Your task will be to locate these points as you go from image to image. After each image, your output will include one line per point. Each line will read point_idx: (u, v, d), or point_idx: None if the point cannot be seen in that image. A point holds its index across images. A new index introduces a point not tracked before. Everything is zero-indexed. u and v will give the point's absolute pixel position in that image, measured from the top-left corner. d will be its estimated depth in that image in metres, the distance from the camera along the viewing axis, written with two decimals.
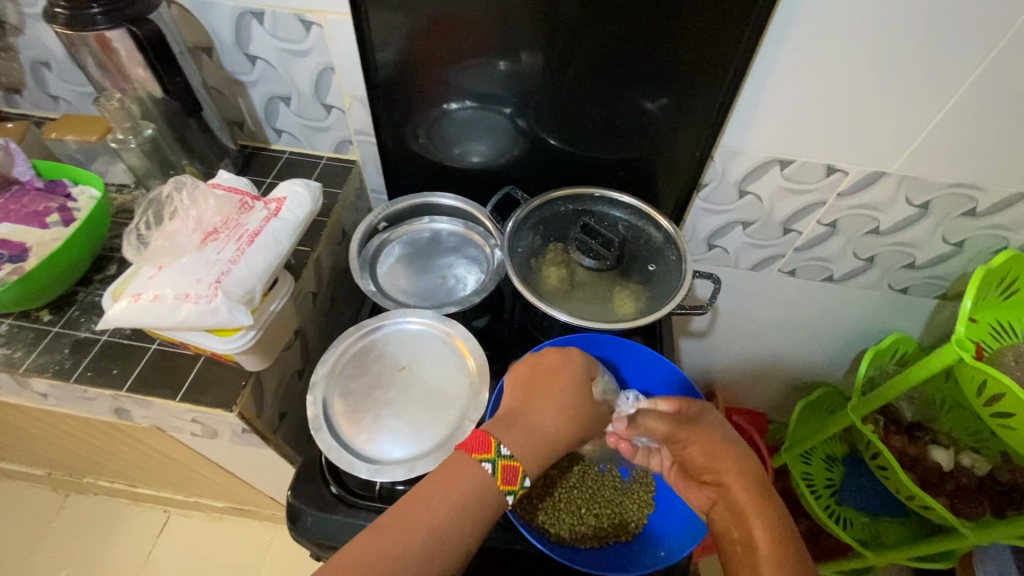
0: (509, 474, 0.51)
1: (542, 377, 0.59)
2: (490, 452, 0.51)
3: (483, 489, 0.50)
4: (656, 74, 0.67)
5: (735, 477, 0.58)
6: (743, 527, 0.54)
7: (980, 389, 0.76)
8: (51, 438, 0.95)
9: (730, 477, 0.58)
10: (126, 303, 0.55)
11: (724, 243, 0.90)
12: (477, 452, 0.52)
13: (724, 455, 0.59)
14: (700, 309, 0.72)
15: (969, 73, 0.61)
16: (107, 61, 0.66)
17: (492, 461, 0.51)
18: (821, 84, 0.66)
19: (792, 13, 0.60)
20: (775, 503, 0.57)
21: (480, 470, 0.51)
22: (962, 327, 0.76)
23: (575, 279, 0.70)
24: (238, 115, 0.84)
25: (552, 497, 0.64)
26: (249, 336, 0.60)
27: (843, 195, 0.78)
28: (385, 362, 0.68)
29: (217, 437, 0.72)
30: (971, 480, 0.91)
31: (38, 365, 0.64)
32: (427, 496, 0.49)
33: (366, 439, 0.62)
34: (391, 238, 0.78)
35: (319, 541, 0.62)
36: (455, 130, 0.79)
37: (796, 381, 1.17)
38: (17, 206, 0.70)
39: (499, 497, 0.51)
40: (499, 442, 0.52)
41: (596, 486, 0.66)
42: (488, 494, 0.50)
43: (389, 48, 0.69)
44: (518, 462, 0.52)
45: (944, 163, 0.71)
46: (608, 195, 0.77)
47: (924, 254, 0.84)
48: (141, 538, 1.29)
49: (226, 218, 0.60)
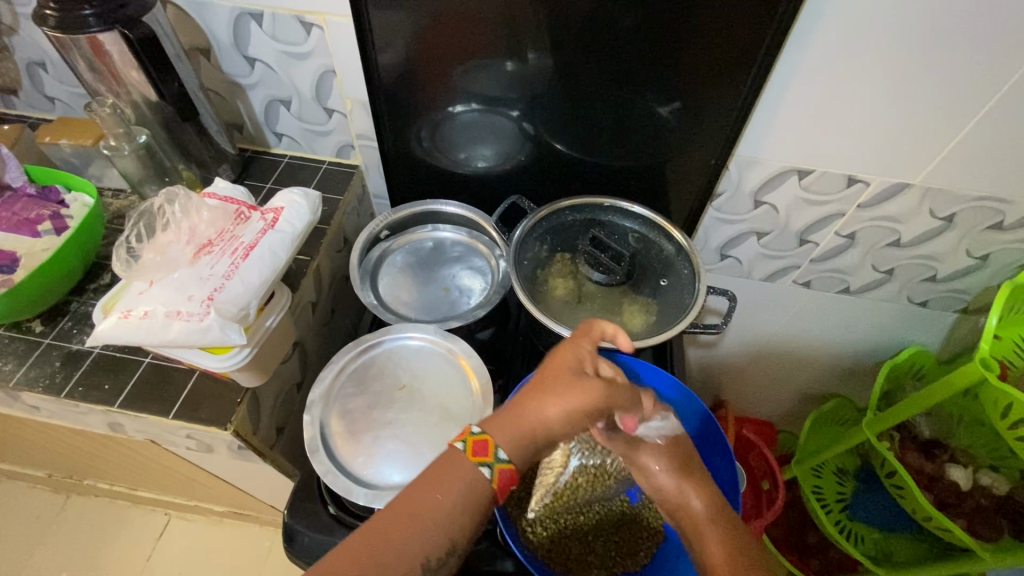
0: (481, 446, 0.49)
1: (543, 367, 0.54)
2: (489, 457, 0.48)
3: (453, 469, 0.47)
4: (669, 78, 0.64)
5: (699, 505, 0.53)
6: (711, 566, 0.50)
7: (1003, 411, 0.73)
8: (48, 444, 0.93)
9: (689, 505, 0.54)
10: (115, 320, 0.52)
11: (737, 253, 0.87)
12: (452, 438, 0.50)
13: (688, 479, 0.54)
14: (714, 327, 0.69)
15: (1002, 84, 0.58)
16: (100, 64, 0.64)
17: (464, 441, 0.49)
18: (844, 91, 0.63)
19: (816, 17, 0.57)
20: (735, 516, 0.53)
21: (479, 476, 0.48)
22: (985, 345, 0.72)
23: (583, 293, 0.68)
24: (237, 118, 0.82)
25: (557, 524, 0.61)
26: (244, 353, 0.58)
27: (864, 206, 0.75)
28: (385, 379, 0.65)
29: (213, 452, 0.70)
30: (989, 500, 0.88)
31: (29, 378, 0.62)
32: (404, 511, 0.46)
33: (364, 462, 0.59)
34: (394, 247, 0.76)
35: (316, 563, 0.61)
36: (460, 135, 0.76)
37: (808, 393, 1.15)
38: (8, 213, 0.68)
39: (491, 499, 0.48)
40: (475, 426, 0.50)
41: (603, 513, 0.63)
42: (462, 472, 0.47)
43: (392, 50, 0.66)
44: (489, 436, 0.49)
45: (973, 175, 0.67)
46: (619, 206, 0.74)
47: (946, 267, 0.81)
48: (142, 540, 1.28)
49: (221, 230, 0.59)
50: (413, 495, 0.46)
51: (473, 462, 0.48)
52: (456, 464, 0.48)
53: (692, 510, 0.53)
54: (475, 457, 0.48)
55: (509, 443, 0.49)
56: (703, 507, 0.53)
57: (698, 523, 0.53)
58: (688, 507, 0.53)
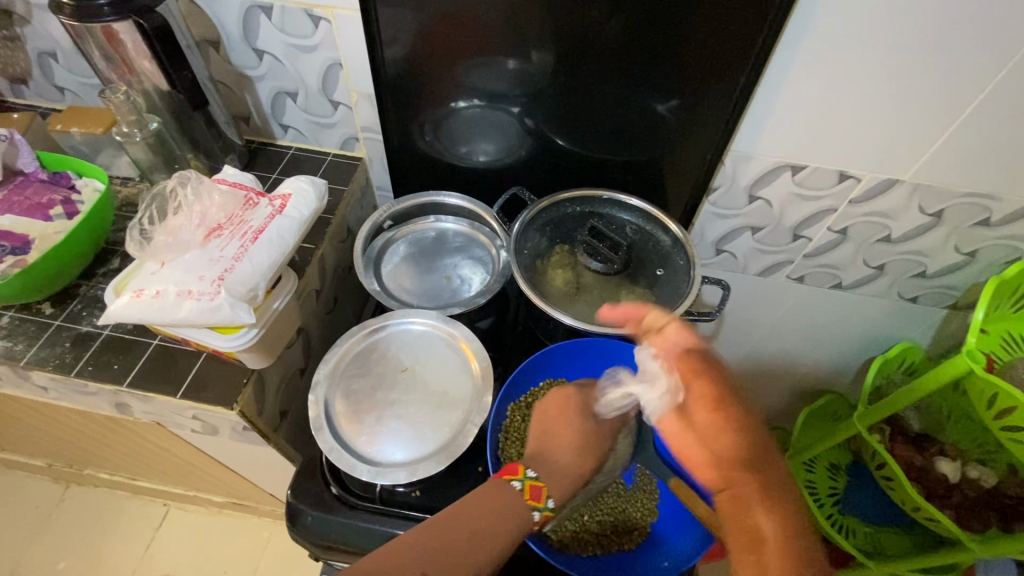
0: (537, 492, 0.54)
1: (555, 404, 0.62)
2: (539, 501, 0.53)
3: (510, 501, 0.52)
4: (667, 75, 0.66)
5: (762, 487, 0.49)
6: (759, 542, 0.47)
7: (990, 402, 0.74)
8: (52, 429, 0.95)
9: (748, 477, 0.49)
10: (128, 299, 0.54)
11: (732, 247, 0.89)
12: (506, 474, 0.54)
13: (751, 452, 0.50)
14: (708, 316, 0.71)
15: (985, 84, 0.60)
16: (113, 53, 0.66)
17: (520, 480, 0.54)
18: (835, 89, 0.65)
19: (808, 16, 0.59)
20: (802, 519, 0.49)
21: (529, 518, 0.53)
22: (972, 339, 0.74)
23: (581, 283, 0.70)
24: (245, 110, 0.83)
25: (580, 527, 0.62)
26: (251, 333, 0.59)
27: (855, 202, 0.77)
28: (388, 362, 0.67)
29: (218, 434, 0.71)
30: (978, 492, 0.90)
31: (39, 358, 0.64)
32: (458, 520, 0.50)
33: (368, 440, 0.61)
34: (397, 237, 0.78)
35: (318, 541, 0.62)
36: (463, 129, 0.78)
37: (802, 388, 1.17)
38: (21, 197, 0.70)
39: (526, 515, 0.52)
40: (525, 466, 0.55)
41: (622, 514, 0.64)
42: (516, 506, 0.52)
43: (397, 45, 0.68)
44: (542, 482, 0.55)
45: (959, 172, 0.70)
46: (616, 198, 0.76)
47: (936, 263, 0.83)
48: (142, 531, 1.29)
49: (230, 214, 0.60)
50: (468, 520, 0.50)
51: (528, 504, 0.53)
52: (512, 497, 0.53)
53: (751, 482, 0.49)
54: (530, 500, 0.53)
55: (552, 484, 0.55)
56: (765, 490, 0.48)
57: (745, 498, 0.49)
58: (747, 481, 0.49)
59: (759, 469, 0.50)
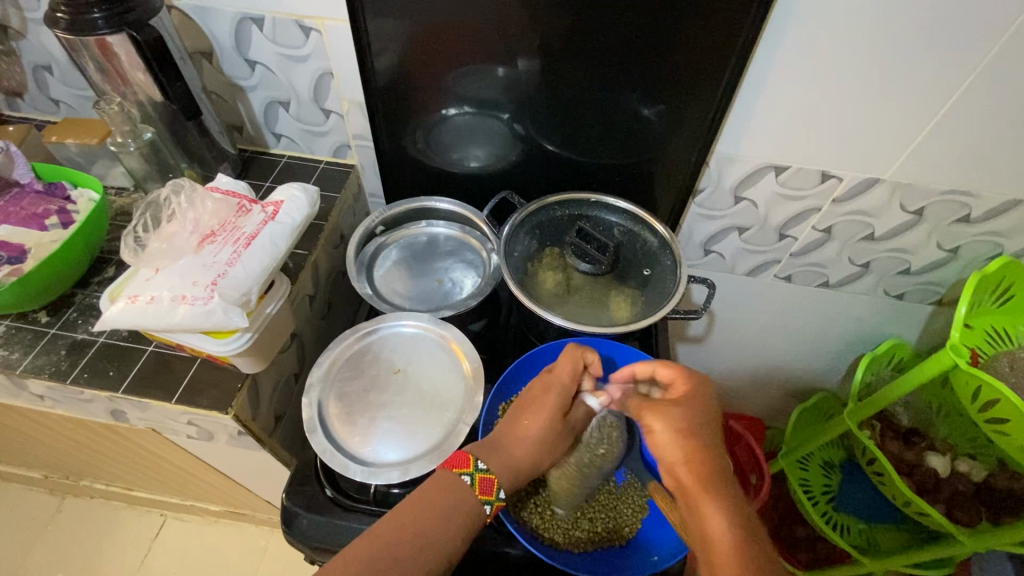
0: (486, 484, 0.56)
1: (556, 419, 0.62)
2: (490, 495, 0.56)
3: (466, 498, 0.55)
4: (651, 80, 0.68)
5: (703, 492, 0.52)
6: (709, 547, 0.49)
7: (975, 395, 0.75)
8: (49, 439, 0.95)
9: (692, 479, 0.53)
10: (122, 305, 0.55)
11: (720, 248, 0.91)
12: (480, 493, 0.56)
13: (699, 442, 0.54)
14: (695, 313, 0.72)
15: (958, 85, 0.62)
16: (108, 66, 0.67)
17: (470, 473, 0.56)
18: (813, 93, 0.67)
19: (786, 20, 0.61)
20: (758, 532, 0.50)
21: (481, 513, 0.55)
22: (956, 333, 0.75)
23: (571, 284, 0.71)
24: (238, 120, 0.85)
25: (572, 524, 0.63)
26: (245, 338, 0.60)
27: (839, 201, 0.78)
28: (381, 365, 0.68)
29: (212, 439, 0.72)
30: (968, 486, 0.92)
31: (35, 366, 0.65)
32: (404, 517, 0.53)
33: (361, 441, 0.62)
34: (388, 242, 0.79)
35: (313, 544, 0.62)
36: (453, 137, 0.79)
37: (795, 388, 1.18)
38: (16, 208, 0.71)
39: (476, 507, 0.55)
40: (500, 487, 0.56)
41: (615, 511, 0.65)
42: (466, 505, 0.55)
43: (387, 54, 0.70)
44: (494, 475, 0.57)
45: (939, 170, 0.71)
46: (604, 200, 0.78)
47: (920, 260, 0.84)
48: (137, 542, 1.29)
49: (223, 221, 0.61)
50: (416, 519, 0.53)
51: (479, 498, 0.55)
52: (458, 489, 0.55)
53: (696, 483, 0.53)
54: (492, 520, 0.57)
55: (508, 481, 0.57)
56: (711, 493, 0.51)
57: (697, 499, 0.52)
58: (688, 482, 0.53)
59: (705, 464, 0.53)
